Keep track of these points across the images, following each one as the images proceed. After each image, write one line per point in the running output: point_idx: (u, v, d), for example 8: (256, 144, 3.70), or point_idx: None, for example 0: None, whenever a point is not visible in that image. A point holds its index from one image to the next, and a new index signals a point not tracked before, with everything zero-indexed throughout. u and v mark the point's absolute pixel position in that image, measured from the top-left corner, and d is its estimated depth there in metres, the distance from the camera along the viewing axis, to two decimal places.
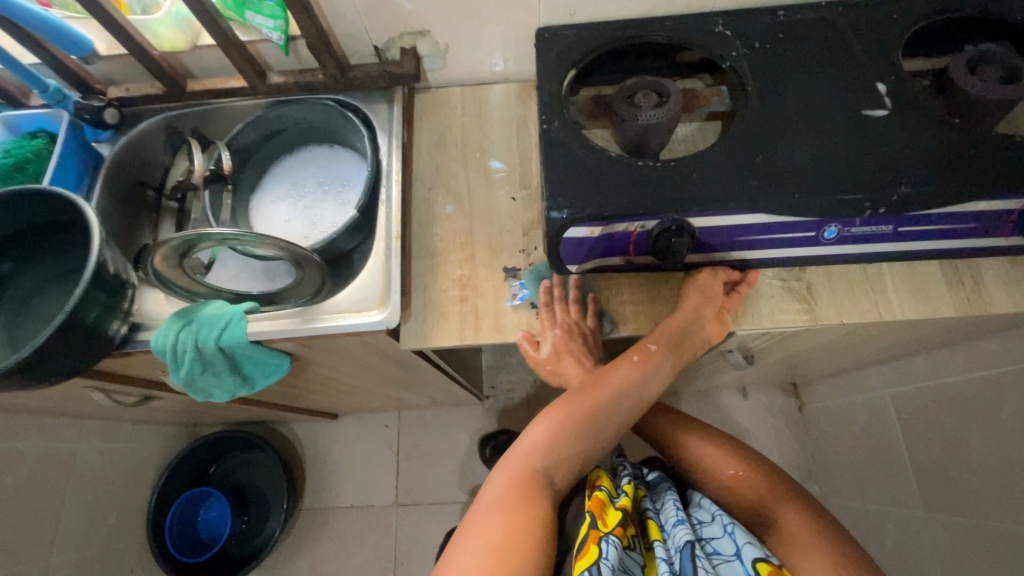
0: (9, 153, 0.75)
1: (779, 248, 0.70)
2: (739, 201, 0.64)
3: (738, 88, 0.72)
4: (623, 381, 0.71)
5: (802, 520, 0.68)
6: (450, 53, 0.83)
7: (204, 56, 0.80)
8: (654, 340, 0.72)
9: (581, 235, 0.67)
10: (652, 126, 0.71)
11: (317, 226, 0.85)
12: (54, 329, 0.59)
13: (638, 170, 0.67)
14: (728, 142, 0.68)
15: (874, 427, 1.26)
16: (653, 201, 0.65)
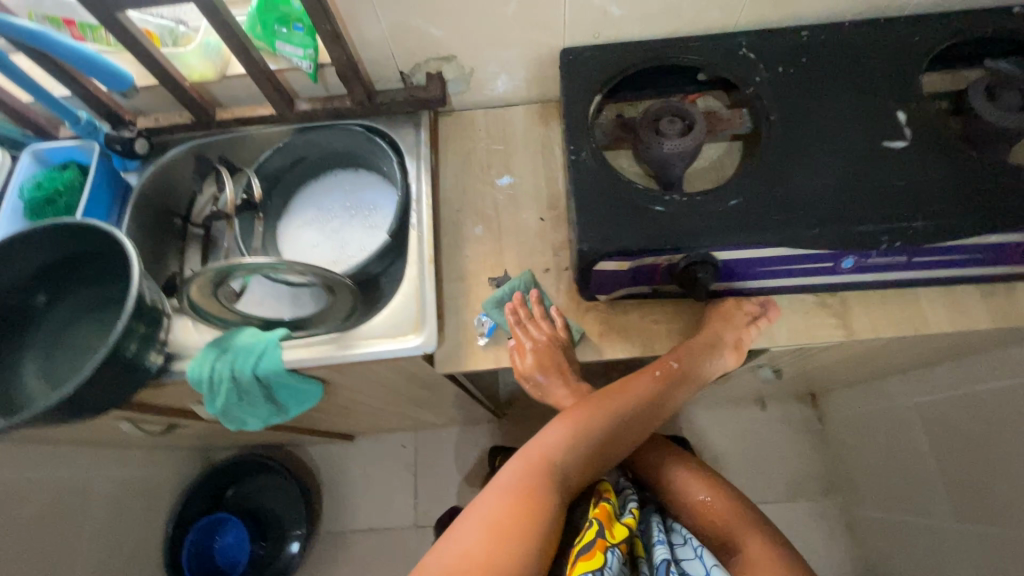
0: (41, 186, 0.76)
1: (799, 276, 0.71)
2: (760, 234, 0.65)
3: (761, 114, 0.72)
4: (644, 391, 0.71)
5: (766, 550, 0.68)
6: (475, 76, 0.84)
7: (232, 85, 0.81)
8: (673, 358, 0.72)
9: (611, 268, 0.67)
10: (676, 155, 0.72)
11: (345, 250, 0.85)
12: (96, 364, 0.59)
13: (661, 203, 0.68)
14: (752, 170, 0.69)
15: (896, 437, 1.25)
16: (679, 234, 0.65)
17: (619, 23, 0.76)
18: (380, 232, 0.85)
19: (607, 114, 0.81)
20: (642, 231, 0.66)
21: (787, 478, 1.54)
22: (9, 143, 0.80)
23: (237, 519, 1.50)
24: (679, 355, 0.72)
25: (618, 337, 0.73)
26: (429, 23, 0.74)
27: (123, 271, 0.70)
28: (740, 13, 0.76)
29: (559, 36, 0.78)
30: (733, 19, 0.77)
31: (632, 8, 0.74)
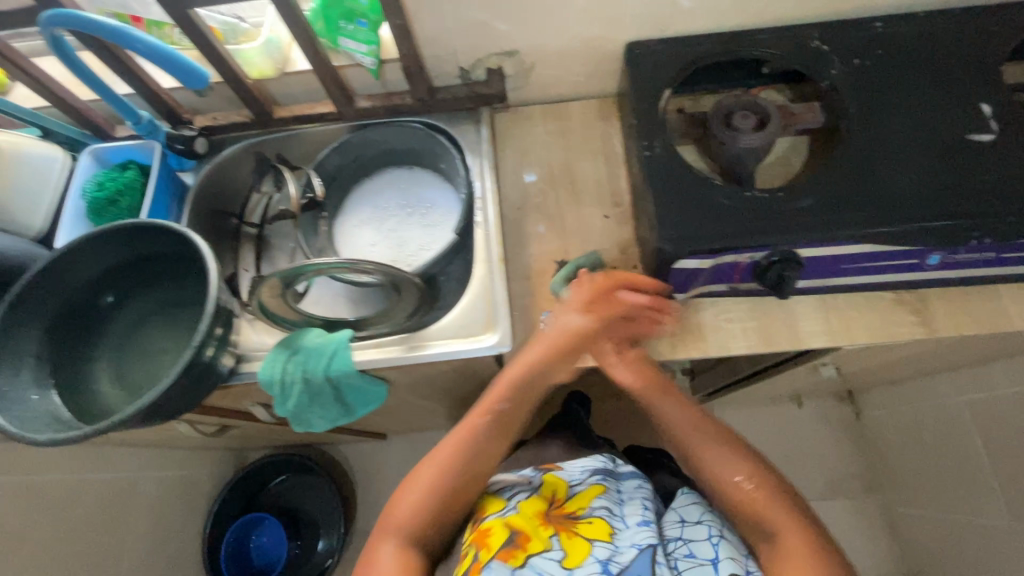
0: (103, 186, 0.74)
1: (881, 274, 0.69)
2: (849, 230, 0.63)
3: (839, 107, 0.71)
4: (495, 429, 0.71)
5: (794, 535, 0.61)
6: (535, 72, 0.82)
7: (290, 82, 0.79)
8: (530, 372, 0.70)
9: (692, 266, 0.67)
10: (751, 151, 0.71)
11: (404, 249, 0.84)
12: (180, 368, 0.58)
13: (744, 200, 0.67)
14: (833, 165, 0.67)
15: (944, 436, 1.22)
16: (762, 231, 0.64)
17: (688, 16, 0.74)
18: (439, 231, 0.84)
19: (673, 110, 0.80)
20: (724, 228, 0.65)
21: (827, 476, 1.52)
22: (67, 144, 0.79)
23: (274, 519, 1.50)
24: (507, 380, 0.71)
25: (690, 338, 0.73)
26: (494, 18, 0.73)
27: (196, 274, 0.71)
28: (812, 4, 0.74)
29: (625, 29, 0.76)
30: (805, 10, 0.75)
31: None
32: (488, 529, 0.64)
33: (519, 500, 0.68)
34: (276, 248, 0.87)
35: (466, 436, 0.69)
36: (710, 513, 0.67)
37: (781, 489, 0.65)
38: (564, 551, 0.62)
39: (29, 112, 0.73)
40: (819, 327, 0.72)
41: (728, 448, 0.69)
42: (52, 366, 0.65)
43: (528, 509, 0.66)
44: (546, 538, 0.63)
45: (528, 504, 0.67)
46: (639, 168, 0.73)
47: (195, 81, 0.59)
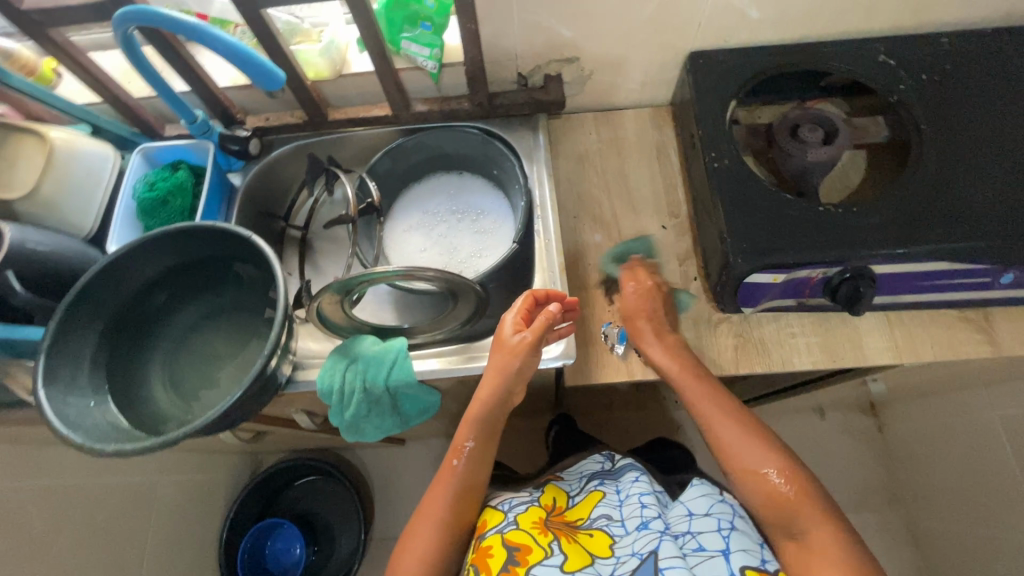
0: (155, 186, 0.72)
1: (949, 291, 0.68)
2: (925, 246, 0.62)
3: (909, 122, 0.71)
4: (473, 468, 0.69)
5: (826, 538, 0.56)
6: (592, 79, 0.82)
7: (346, 84, 0.78)
8: (492, 407, 0.67)
9: (763, 281, 0.66)
10: (819, 164, 0.70)
11: (455, 256, 0.82)
12: (252, 377, 0.57)
13: (817, 214, 0.66)
14: (905, 181, 0.67)
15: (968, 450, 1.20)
16: (837, 246, 0.63)
17: (753, 27, 0.74)
18: (492, 237, 0.82)
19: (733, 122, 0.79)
20: (798, 242, 0.64)
21: (852, 489, 1.49)
22: (116, 141, 0.78)
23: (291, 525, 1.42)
24: (472, 415, 0.68)
25: (753, 352, 0.72)
26: (561, 24, 0.72)
27: (258, 279, 0.71)
28: (877, 18, 0.74)
29: (689, 38, 0.76)
30: (869, 25, 0.75)
31: (771, 10, 0.72)
32: (488, 547, 0.64)
33: (517, 512, 0.68)
34: (320, 253, 0.86)
35: (447, 480, 0.68)
36: (721, 504, 0.63)
37: (814, 490, 0.60)
38: (564, 557, 0.62)
39: (82, 108, 0.72)
40: (884, 343, 0.71)
41: (757, 440, 0.63)
42: (106, 370, 0.63)
43: (527, 520, 0.67)
44: (547, 546, 0.63)
45: (527, 515, 0.68)
46: (704, 179, 0.72)
47: (269, 81, 0.58)
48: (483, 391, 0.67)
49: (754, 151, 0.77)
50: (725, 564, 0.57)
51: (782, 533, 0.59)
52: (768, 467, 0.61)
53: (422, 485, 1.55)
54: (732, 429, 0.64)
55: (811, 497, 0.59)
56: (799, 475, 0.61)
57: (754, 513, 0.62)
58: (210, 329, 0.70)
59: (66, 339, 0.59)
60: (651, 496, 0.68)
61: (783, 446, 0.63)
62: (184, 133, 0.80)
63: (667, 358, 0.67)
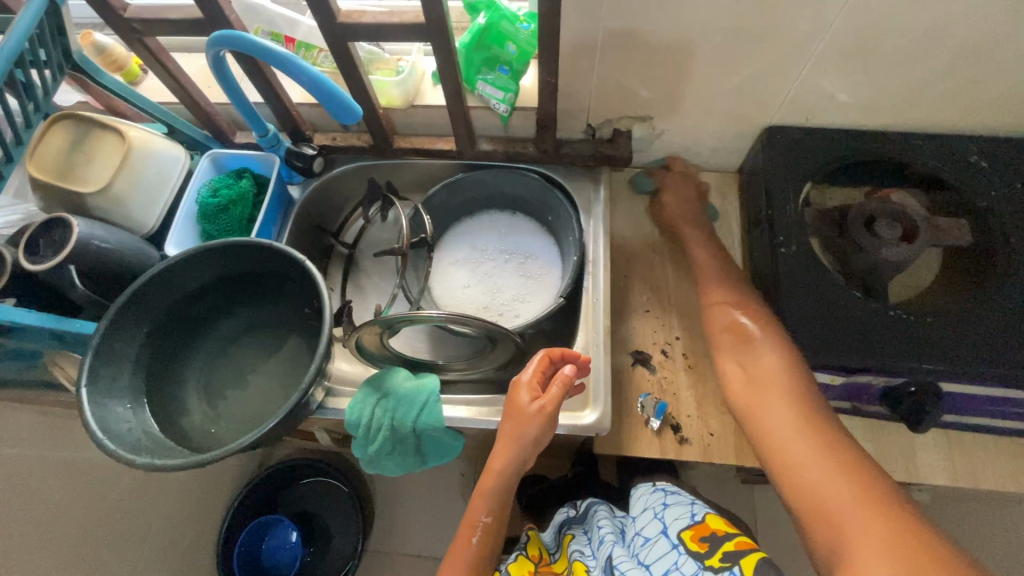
0: (219, 193, 0.74)
1: (1018, 420, 0.63)
2: (1006, 373, 0.58)
3: (997, 233, 0.67)
4: (486, 545, 0.66)
5: (775, 358, 0.59)
6: (662, 138, 0.80)
7: (416, 114, 0.79)
8: (507, 480, 0.65)
9: (820, 380, 0.63)
10: (892, 263, 0.67)
11: (497, 297, 0.81)
12: (289, 409, 0.57)
13: (886, 320, 0.62)
14: (988, 298, 0.62)
15: None
16: (905, 358, 0.60)
17: (838, 110, 0.72)
18: (538, 284, 0.81)
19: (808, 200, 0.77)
20: (863, 345, 0.61)
21: None
22: (190, 143, 0.80)
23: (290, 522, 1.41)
24: (488, 489, 0.66)
25: None
26: (641, 84, 0.71)
27: (302, 300, 0.71)
28: (972, 117, 0.71)
29: (770, 112, 0.73)
30: (961, 123, 0.72)
31: (862, 95, 0.69)
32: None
33: (508, 563, 0.68)
34: (363, 273, 0.86)
35: (462, 557, 0.65)
36: (651, 492, 0.64)
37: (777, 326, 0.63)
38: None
39: (161, 111, 0.74)
40: (939, 461, 0.66)
41: (729, 285, 0.70)
42: (145, 374, 0.64)
43: (518, 570, 0.66)
44: None
45: (518, 565, 0.67)
46: (767, 262, 0.69)
47: (348, 115, 0.59)
48: (495, 462, 0.65)
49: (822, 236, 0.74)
50: (664, 539, 0.57)
51: (738, 360, 0.62)
52: (731, 304, 0.66)
53: (424, 505, 1.52)
54: (717, 284, 0.70)
55: (768, 329, 0.62)
56: (761, 310, 0.65)
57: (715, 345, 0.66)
58: (248, 342, 0.71)
59: (112, 342, 0.60)
60: (609, 521, 0.68)
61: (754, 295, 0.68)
62: (253, 142, 0.81)
63: (692, 225, 0.78)
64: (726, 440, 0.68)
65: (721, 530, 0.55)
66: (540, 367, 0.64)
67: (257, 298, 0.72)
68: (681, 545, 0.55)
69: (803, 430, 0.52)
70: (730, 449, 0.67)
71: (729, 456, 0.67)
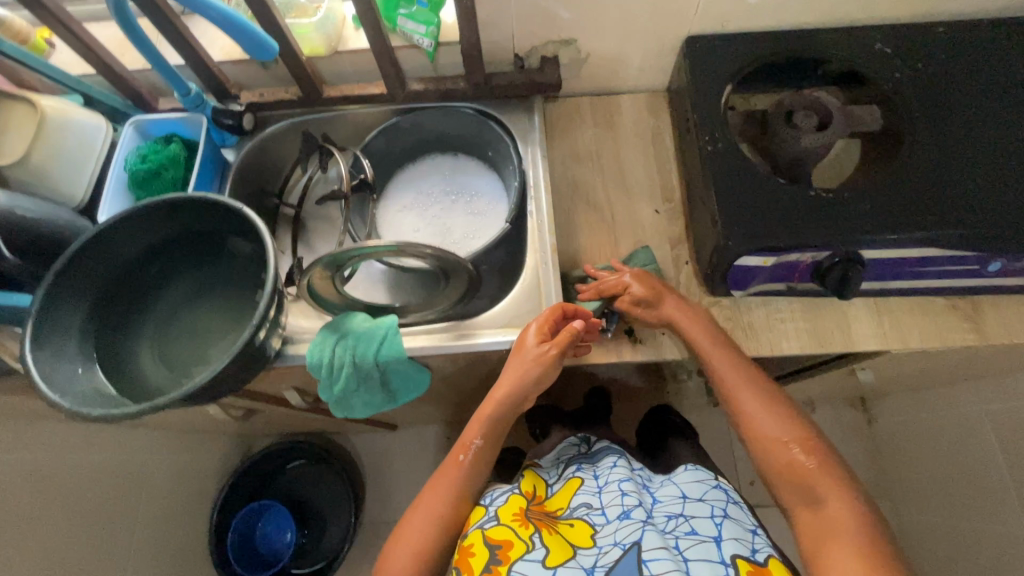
0: (148, 158, 0.72)
1: (936, 277, 0.69)
2: (915, 234, 0.63)
3: (902, 112, 0.71)
4: (476, 466, 0.71)
5: (841, 513, 0.56)
6: (590, 62, 0.82)
7: (342, 61, 0.78)
8: (505, 408, 0.70)
9: (753, 264, 0.67)
10: (811, 151, 0.70)
11: (448, 236, 0.82)
12: (239, 348, 0.57)
13: (808, 201, 0.66)
14: (899, 170, 0.67)
15: (955, 446, 1.19)
16: (828, 232, 0.64)
17: (750, 11, 0.74)
18: (485, 219, 0.82)
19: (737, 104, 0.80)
20: (790, 225, 0.65)
21: None
22: (109, 113, 0.78)
23: (283, 506, 1.42)
24: (484, 415, 0.71)
25: (742, 335, 0.72)
26: (559, 5, 0.72)
27: (249, 256, 0.70)
28: (873, 5, 0.74)
29: (687, 22, 0.76)
30: (864, 15, 0.76)
31: None
32: (469, 545, 0.65)
33: (499, 506, 0.69)
34: (313, 232, 0.86)
35: (453, 473, 0.71)
36: (711, 492, 0.70)
37: (836, 464, 0.60)
38: (546, 550, 0.63)
39: (73, 79, 0.72)
40: (872, 329, 0.72)
41: (782, 414, 0.63)
42: (94, 341, 0.63)
43: (509, 514, 0.67)
44: (528, 539, 0.64)
45: (508, 507, 0.68)
46: (698, 163, 0.72)
47: (264, 51, 0.62)
48: (498, 392, 0.68)
49: (749, 137, 0.78)
50: (716, 549, 0.60)
51: (800, 503, 0.59)
52: (786, 439, 0.62)
53: (413, 471, 1.55)
54: (763, 416, 0.63)
55: (832, 471, 0.59)
56: (818, 446, 0.61)
57: (770, 480, 0.62)
58: (201, 303, 0.70)
59: (53, 309, 0.59)
60: (630, 482, 0.72)
61: (808, 423, 0.63)
62: (178, 106, 0.79)
63: (706, 333, 0.67)
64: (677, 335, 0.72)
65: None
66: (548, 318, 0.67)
67: (204, 258, 0.71)
68: (732, 567, 0.58)
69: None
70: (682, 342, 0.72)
71: (682, 349, 0.72)
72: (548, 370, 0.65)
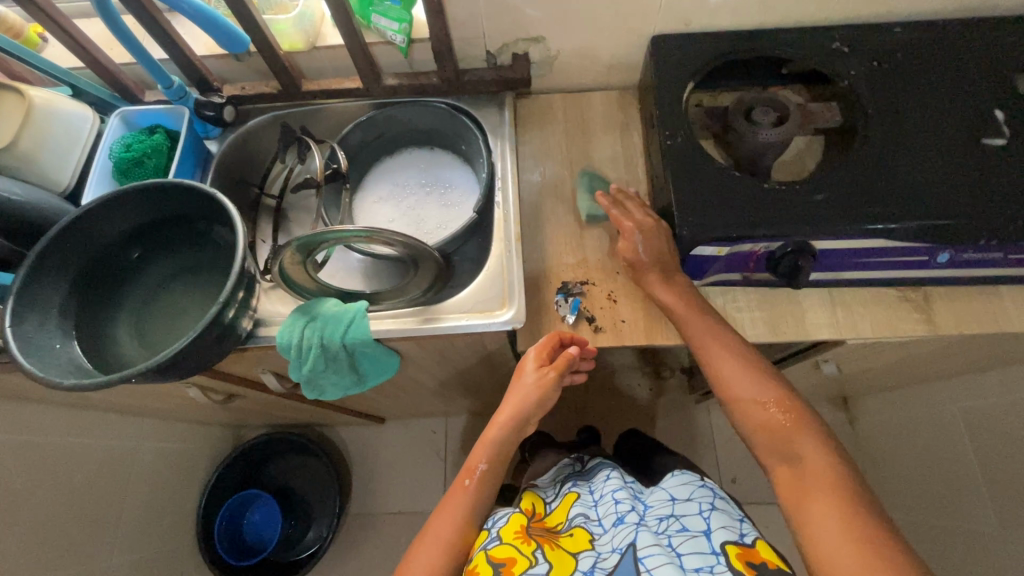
0: (131, 147, 0.75)
1: (887, 269, 0.71)
2: (865, 225, 0.64)
3: (858, 109, 0.73)
4: (482, 491, 0.73)
5: (819, 462, 0.58)
6: (560, 59, 0.85)
7: (320, 56, 0.81)
8: (511, 430, 0.74)
9: (708, 253, 0.69)
10: (770, 146, 0.72)
11: (421, 227, 0.84)
12: (206, 323, 0.59)
13: (762, 193, 0.67)
14: (854, 164, 0.68)
15: (928, 443, 1.20)
16: (779, 223, 0.65)
17: (712, 11, 0.77)
18: (457, 209, 0.84)
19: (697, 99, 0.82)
20: (744, 214, 0.66)
21: None
22: (96, 105, 0.81)
23: (270, 497, 1.44)
24: (489, 437, 0.74)
25: None
26: (526, 3, 0.75)
27: (225, 241, 0.74)
28: (828, 6, 0.77)
29: (651, 22, 0.78)
30: (821, 15, 0.78)
31: None
32: (473, 568, 0.66)
33: (499, 527, 0.72)
34: (294, 221, 0.88)
35: (460, 497, 0.72)
36: (699, 489, 0.71)
37: (807, 416, 0.62)
38: (549, 565, 0.65)
39: (62, 70, 0.75)
40: (825, 318, 0.74)
41: (756, 374, 0.65)
42: (74, 315, 0.66)
43: (509, 533, 0.70)
44: (531, 555, 0.66)
45: (508, 527, 0.71)
46: (659, 157, 0.74)
47: (237, 45, 0.74)
48: (502, 415, 0.75)
49: (711, 133, 0.80)
50: (707, 542, 0.62)
51: (777, 457, 0.61)
52: (749, 380, 0.65)
53: (398, 464, 1.57)
54: (740, 375, 0.66)
55: (803, 421, 0.62)
56: (792, 401, 0.63)
57: (749, 439, 0.64)
58: (179, 285, 0.73)
59: (34, 284, 0.62)
60: (623, 491, 0.74)
61: (780, 379, 0.66)
62: (164, 99, 0.83)
63: (674, 294, 0.70)
64: (636, 325, 0.75)
65: (771, 562, 0.61)
66: (547, 345, 0.73)
67: (187, 244, 0.74)
68: (724, 556, 0.60)
69: (863, 552, 0.51)
70: (639, 329, 0.74)
71: (639, 336, 0.74)
72: (549, 384, 0.72)
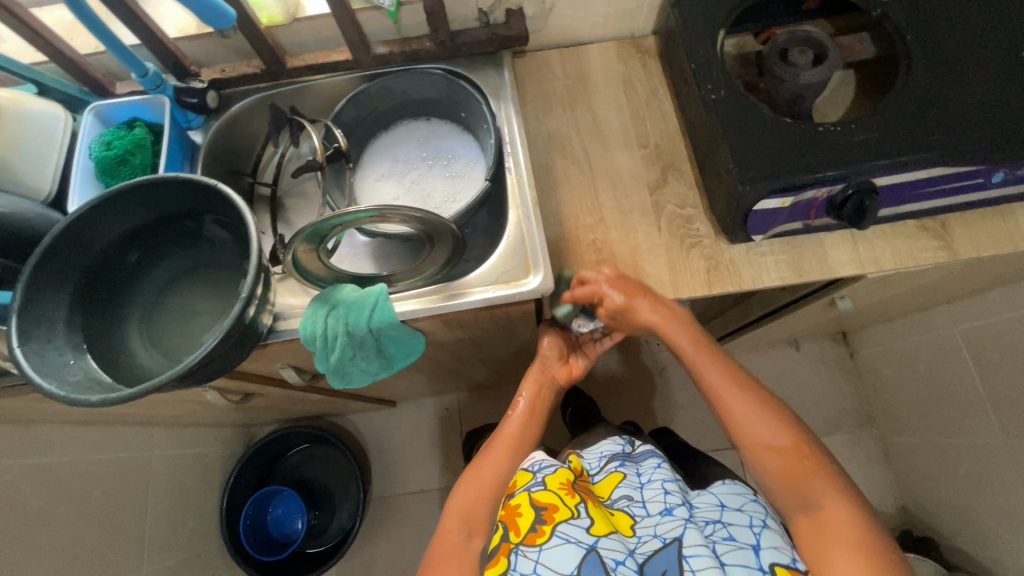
0: (112, 145, 0.70)
1: (942, 197, 0.70)
2: (921, 155, 0.63)
3: (894, 37, 0.72)
4: (530, 416, 0.82)
5: (837, 514, 0.59)
6: (555, 12, 0.81)
7: (302, 29, 0.77)
8: (546, 364, 0.86)
9: (772, 206, 0.67)
10: (812, 85, 0.71)
11: (430, 201, 0.81)
12: (230, 323, 0.56)
13: (815, 135, 0.66)
14: (900, 95, 0.67)
15: (932, 367, 1.23)
16: (837, 163, 0.64)
17: None
18: (465, 180, 0.81)
19: (730, 43, 0.80)
20: (796, 159, 0.65)
21: (827, 414, 1.52)
22: (65, 102, 0.75)
23: (291, 491, 1.43)
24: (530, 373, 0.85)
25: (724, 273, 0.74)
26: None
27: (228, 236, 0.70)
28: None
29: None
30: None
31: None
32: (518, 505, 0.71)
33: (546, 474, 0.75)
34: (292, 210, 0.84)
35: (512, 420, 0.81)
36: (751, 503, 0.69)
37: (821, 463, 0.64)
38: (590, 520, 0.67)
39: (22, 66, 0.68)
40: (847, 255, 0.74)
41: (771, 411, 0.66)
42: (83, 330, 0.62)
43: (555, 482, 0.73)
44: (573, 507, 0.69)
45: (554, 476, 0.74)
46: (703, 112, 0.72)
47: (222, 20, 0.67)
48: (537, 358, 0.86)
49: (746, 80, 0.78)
50: (753, 556, 0.61)
51: (794, 503, 0.62)
52: (771, 428, 0.65)
53: (415, 445, 1.57)
54: (755, 420, 0.66)
55: (817, 466, 0.63)
56: (804, 447, 0.64)
57: (765, 477, 0.65)
58: (187, 287, 0.70)
59: (35, 302, 0.58)
60: (673, 483, 0.74)
61: (796, 420, 0.67)
62: (137, 89, 0.77)
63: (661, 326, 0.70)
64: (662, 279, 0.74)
65: None
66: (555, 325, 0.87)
67: (187, 242, 0.70)
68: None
69: None
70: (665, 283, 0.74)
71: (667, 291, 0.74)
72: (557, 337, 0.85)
